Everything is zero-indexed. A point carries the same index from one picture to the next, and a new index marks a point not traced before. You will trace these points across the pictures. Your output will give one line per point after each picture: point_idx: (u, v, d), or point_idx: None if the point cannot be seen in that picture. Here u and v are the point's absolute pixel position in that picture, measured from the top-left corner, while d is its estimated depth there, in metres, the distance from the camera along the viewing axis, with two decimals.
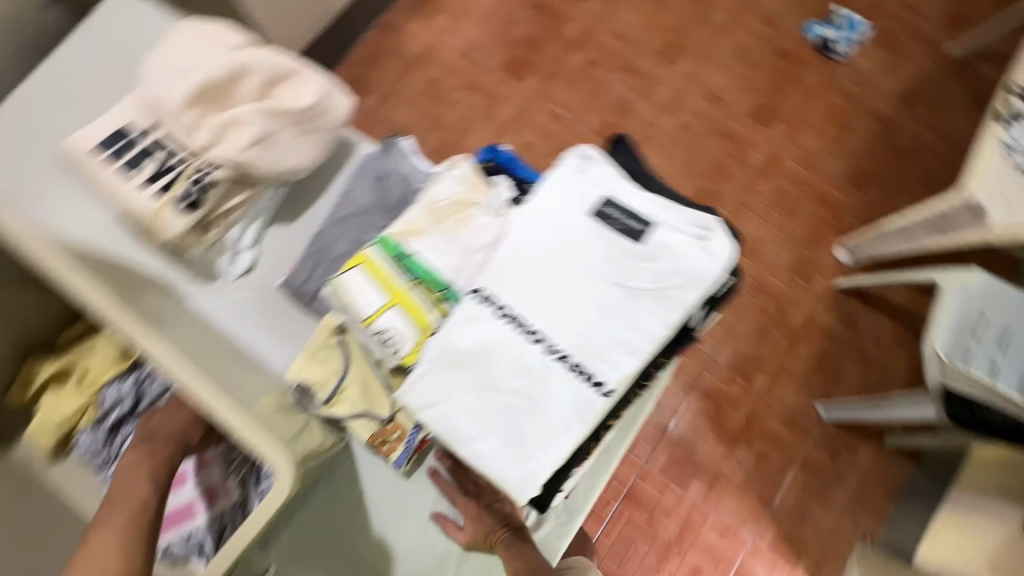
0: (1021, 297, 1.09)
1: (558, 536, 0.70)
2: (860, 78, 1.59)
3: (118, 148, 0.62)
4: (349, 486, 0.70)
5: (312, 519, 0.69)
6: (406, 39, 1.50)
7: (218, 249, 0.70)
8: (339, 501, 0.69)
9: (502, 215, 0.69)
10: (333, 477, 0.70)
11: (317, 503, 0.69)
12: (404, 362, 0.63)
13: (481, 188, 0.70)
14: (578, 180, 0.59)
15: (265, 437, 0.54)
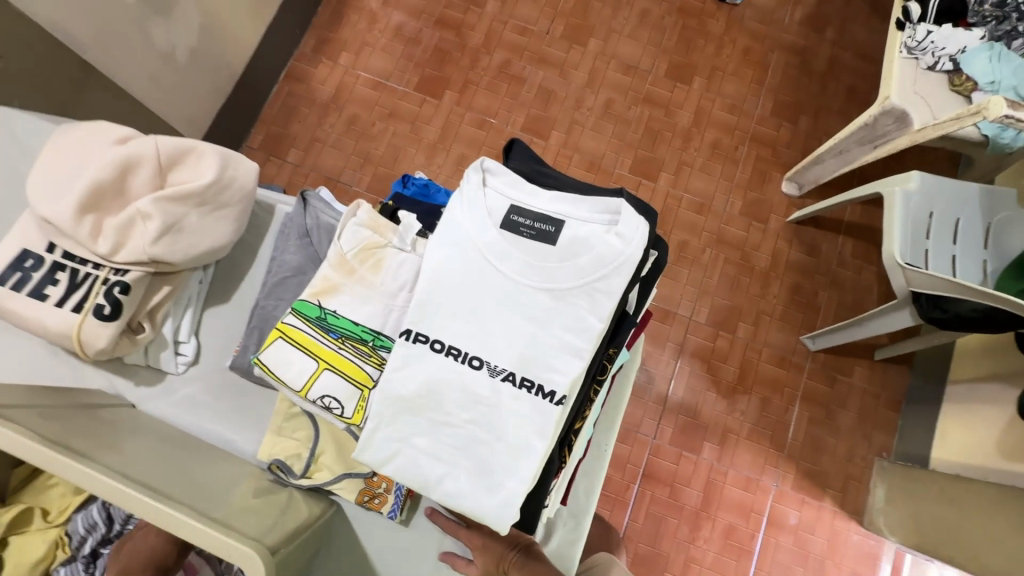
0: (959, 188, 1.12)
1: (569, 545, 0.67)
2: (763, 15, 1.62)
3: (21, 275, 0.59)
4: (348, 553, 0.66)
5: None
6: (315, 84, 1.49)
7: (158, 347, 0.67)
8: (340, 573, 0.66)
9: (416, 250, 0.65)
10: (330, 549, 0.66)
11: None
12: (350, 423, 0.60)
13: (386, 227, 0.65)
14: (479, 195, 0.57)
15: (226, 537, 0.47)
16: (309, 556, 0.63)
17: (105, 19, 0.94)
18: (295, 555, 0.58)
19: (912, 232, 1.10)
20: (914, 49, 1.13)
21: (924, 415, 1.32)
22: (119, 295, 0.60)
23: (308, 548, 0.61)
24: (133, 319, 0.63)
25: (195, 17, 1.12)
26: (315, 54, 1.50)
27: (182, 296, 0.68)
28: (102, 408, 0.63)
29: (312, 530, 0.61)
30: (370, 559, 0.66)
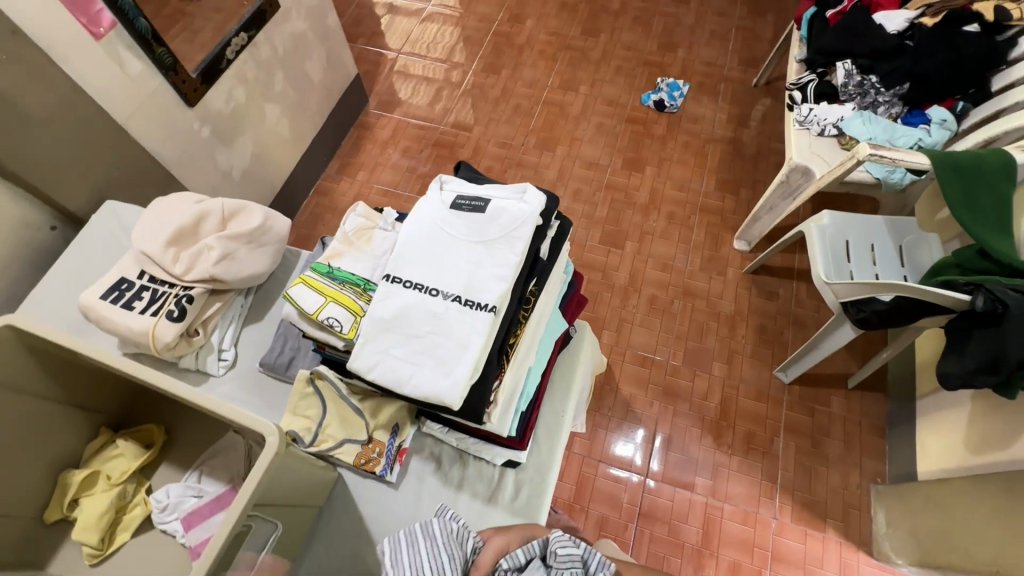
0: (865, 221, 1.33)
1: (538, 491, 0.78)
2: (696, 117, 1.99)
3: (118, 294, 0.82)
4: (347, 515, 0.78)
5: (321, 550, 0.76)
6: (337, 196, 1.85)
7: (206, 352, 0.87)
8: (339, 535, 0.77)
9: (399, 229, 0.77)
10: (332, 508, 0.79)
11: (327, 537, 0.77)
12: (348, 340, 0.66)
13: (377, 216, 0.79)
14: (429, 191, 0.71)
15: (249, 415, 0.61)
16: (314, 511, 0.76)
17: (186, 147, 1.29)
18: (298, 491, 0.69)
19: (834, 257, 1.28)
20: (803, 122, 1.43)
21: (904, 434, 1.37)
22: (185, 303, 0.82)
23: (312, 500, 0.74)
24: (191, 325, 0.84)
25: (249, 147, 1.49)
26: (339, 174, 1.89)
27: (228, 313, 0.90)
28: None
29: (318, 487, 0.74)
30: (365, 521, 0.78)
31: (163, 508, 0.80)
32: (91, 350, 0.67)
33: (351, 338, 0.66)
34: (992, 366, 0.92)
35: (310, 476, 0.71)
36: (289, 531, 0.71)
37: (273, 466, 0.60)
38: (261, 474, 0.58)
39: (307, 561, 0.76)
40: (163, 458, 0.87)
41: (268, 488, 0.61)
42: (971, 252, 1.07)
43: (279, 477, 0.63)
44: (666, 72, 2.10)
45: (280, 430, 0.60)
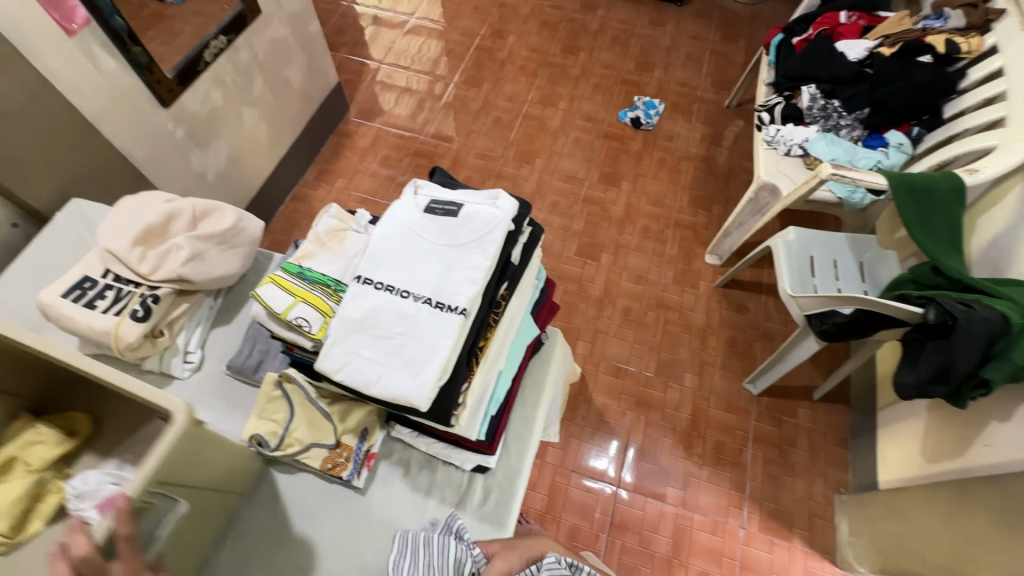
0: (827, 237, 1.39)
1: (505, 495, 0.78)
2: (670, 135, 2.05)
3: (79, 293, 0.80)
4: (270, 504, 0.78)
5: (240, 541, 0.75)
6: (315, 202, 1.84)
7: (171, 354, 0.86)
8: (259, 526, 0.76)
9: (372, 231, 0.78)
10: (255, 499, 0.78)
11: (248, 528, 0.76)
12: (317, 340, 0.65)
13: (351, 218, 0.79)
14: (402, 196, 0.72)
15: (156, 391, 0.59)
16: (235, 499, 0.75)
17: (159, 147, 1.27)
18: (214, 474, 0.68)
19: (799, 272, 1.32)
20: (771, 142, 1.49)
21: (866, 444, 1.41)
22: (150, 303, 0.81)
23: (232, 487, 0.74)
24: (156, 326, 0.83)
25: (225, 150, 1.48)
26: (317, 181, 1.89)
27: (195, 315, 0.89)
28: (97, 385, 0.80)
29: (239, 472, 0.74)
30: (310, 520, 0.77)
31: (78, 496, 0.68)
32: (43, 341, 0.63)
33: (320, 338, 0.66)
34: (943, 376, 0.97)
35: (228, 458, 0.70)
36: (203, 516, 0.69)
37: (179, 442, 0.58)
38: (166, 449, 0.57)
39: (223, 553, 0.75)
40: (88, 448, 0.78)
41: (175, 463, 0.58)
42: (926, 269, 1.12)
43: (192, 457, 0.61)
44: (642, 91, 2.16)
45: (188, 403, 0.58)
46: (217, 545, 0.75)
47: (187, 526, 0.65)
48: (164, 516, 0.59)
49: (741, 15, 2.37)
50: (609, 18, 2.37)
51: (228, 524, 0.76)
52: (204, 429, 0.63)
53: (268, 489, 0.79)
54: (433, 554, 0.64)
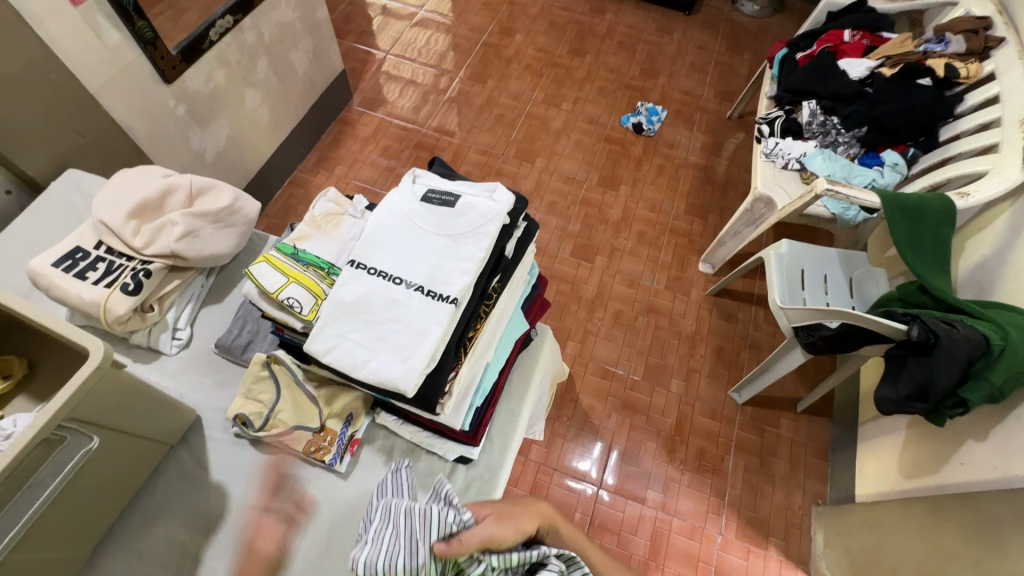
0: (818, 251, 1.41)
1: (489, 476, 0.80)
2: (671, 142, 2.06)
3: (71, 263, 0.80)
4: (205, 462, 0.79)
5: (163, 490, 0.77)
6: (313, 188, 1.84)
7: (160, 329, 0.86)
8: (186, 479, 0.78)
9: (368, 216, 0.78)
10: (185, 451, 0.80)
11: (172, 477, 0.78)
12: (307, 321, 0.66)
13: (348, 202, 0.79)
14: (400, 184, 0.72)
15: (77, 330, 0.62)
16: (162, 448, 0.77)
17: (159, 123, 1.26)
18: (137, 419, 0.70)
19: (789, 284, 1.34)
20: (769, 155, 1.51)
21: (845, 458, 1.43)
22: (142, 277, 0.80)
23: (159, 437, 0.75)
24: (147, 301, 0.83)
25: (225, 130, 1.47)
26: (316, 167, 1.89)
27: (187, 292, 0.90)
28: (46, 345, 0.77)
29: (167, 422, 0.76)
30: (289, 501, 0.77)
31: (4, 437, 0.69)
32: (35, 309, 0.64)
33: (311, 320, 0.66)
34: (923, 393, 0.99)
35: (152, 405, 0.72)
36: (124, 459, 0.70)
37: (94, 380, 0.60)
38: (79, 384, 0.58)
39: (144, 501, 0.76)
40: (21, 390, 0.77)
41: (88, 399, 0.60)
42: (914, 288, 1.14)
43: (111, 397, 0.63)
44: (646, 97, 2.17)
45: (105, 343, 0.60)
46: (145, 491, 0.77)
47: (105, 465, 0.67)
48: (77, 451, 0.61)
49: (748, 28, 2.39)
50: (617, 23, 2.39)
51: (155, 472, 0.78)
52: (123, 373, 0.65)
53: (248, 469, 0.79)
54: (413, 519, 0.62)
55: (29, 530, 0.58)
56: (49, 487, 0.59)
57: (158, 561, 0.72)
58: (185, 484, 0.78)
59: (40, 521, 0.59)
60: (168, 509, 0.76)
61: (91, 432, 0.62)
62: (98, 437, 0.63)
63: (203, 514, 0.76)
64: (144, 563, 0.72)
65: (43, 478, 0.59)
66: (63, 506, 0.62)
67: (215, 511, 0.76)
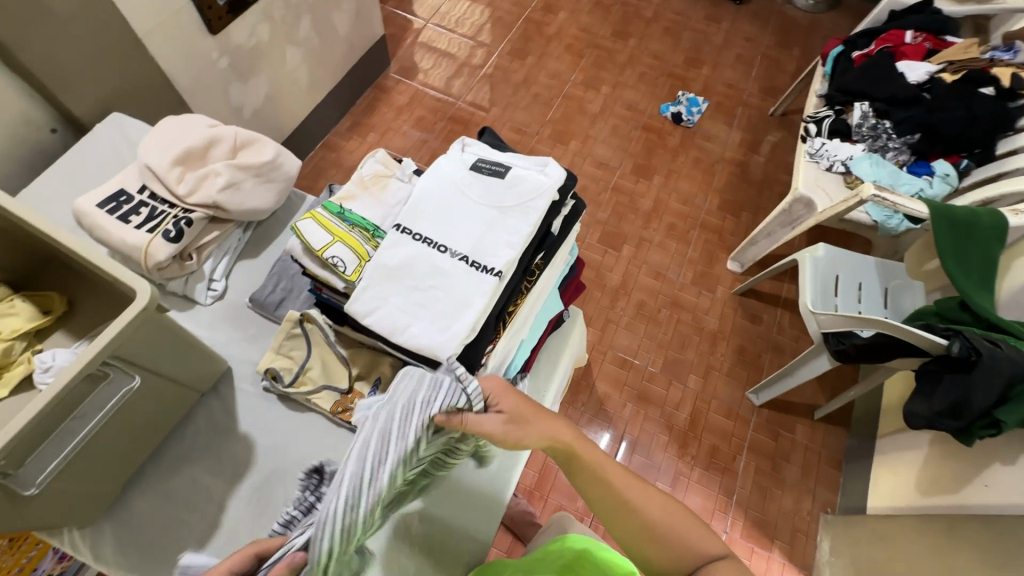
0: (856, 257, 1.37)
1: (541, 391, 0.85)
2: (709, 135, 2.01)
3: (115, 205, 0.81)
4: (232, 410, 0.80)
5: (193, 435, 0.78)
6: (344, 153, 1.83)
7: (196, 279, 0.87)
8: (214, 429, 0.79)
9: (413, 180, 0.77)
10: (215, 401, 0.81)
11: (202, 424, 0.79)
12: (350, 282, 0.65)
13: (393, 164, 0.78)
14: (449, 152, 0.71)
15: (123, 269, 0.62)
16: (193, 395, 0.78)
17: (201, 74, 1.26)
18: (172, 362, 0.70)
19: (823, 289, 1.30)
20: (814, 155, 1.46)
21: (859, 469, 1.41)
22: (183, 225, 0.81)
23: (192, 383, 0.76)
24: (186, 250, 0.83)
25: (264, 87, 1.47)
26: (349, 132, 1.87)
27: (224, 245, 0.90)
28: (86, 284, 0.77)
29: (201, 370, 0.77)
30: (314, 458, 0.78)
31: (45, 369, 0.70)
32: (82, 247, 0.64)
33: (353, 281, 0.66)
34: (956, 411, 0.97)
35: (187, 351, 0.72)
36: (160, 401, 0.71)
37: (137, 321, 0.60)
38: (124, 323, 0.59)
39: (174, 444, 0.78)
40: (60, 325, 0.77)
41: (132, 339, 0.61)
42: (953, 303, 1.10)
43: (151, 337, 0.64)
44: (687, 87, 2.11)
45: (152, 288, 0.60)
46: (174, 434, 0.78)
47: (141, 405, 0.68)
48: (119, 388, 0.62)
49: (800, 23, 2.30)
50: (665, 8, 2.32)
51: (184, 418, 0.79)
52: (165, 317, 0.65)
53: (276, 424, 0.80)
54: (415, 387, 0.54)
55: (69, 460, 0.60)
56: (93, 420, 0.61)
57: (185, 503, 0.74)
58: (213, 432, 0.79)
59: (79, 451, 0.61)
60: (196, 455, 0.77)
61: (132, 372, 0.64)
62: (140, 377, 0.65)
63: (230, 463, 0.77)
64: (172, 505, 0.74)
65: (88, 410, 0.60)
66: (100, 441, 0.64)
67: (242, 462, 0.78)
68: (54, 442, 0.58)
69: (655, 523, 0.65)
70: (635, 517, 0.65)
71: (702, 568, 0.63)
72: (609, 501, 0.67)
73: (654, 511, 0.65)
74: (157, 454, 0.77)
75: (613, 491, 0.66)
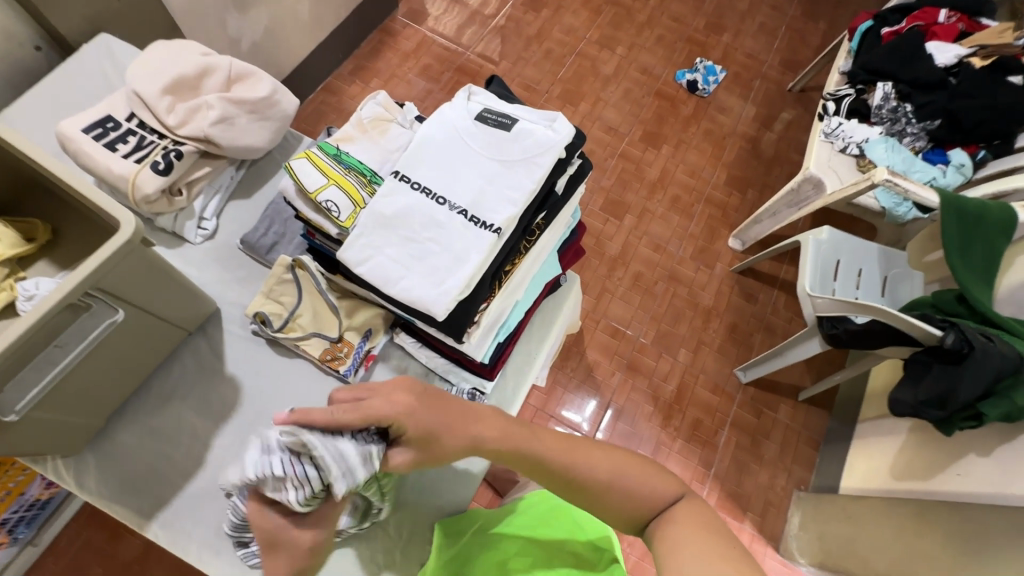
0: (859, 242, 1.35)
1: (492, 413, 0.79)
2: (724, 107, 1.95)
3: (102, 132, 0.77)
4: (218, 349, 0.80)
5: (179, 372, 0.78)
6: (346, 98, 1.76)
7: (185, 216, 0.85)
8: (200, 368, 0.78)
9: (414, 127, 0.74)
10: (202, 340, 0.80)
11: (188, 362, 0.79)
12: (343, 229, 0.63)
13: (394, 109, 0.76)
14: (454, 99, 0.67)
15: (107, 198, 0.59)
16: (179, 333, 0.77)
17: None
18: (159, 298, 0.69)
19: (822, 273, 1.29)
20: (829, 135, 1.41)
21: (836, 450, 1.45)
22: (173, 158, 0.77)
23: (178, 321, 0.75)
24: (175, 184, 0.80)
25: (263, 20, 1.39)
26: (351, 76, 1.80)
27: (215, 182, 0.87)
28: (71, 214, 0.75)
29: (188, 309, 0.75)
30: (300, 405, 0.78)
31: (27, 298, 0.69)
32: (62, 171, 0.60)
33: (348, 227, 0.63)
34: (940, 402, 0.98)
35: (174, 288, 0.71)
36: (145, 336, 0.70)
37: (122, 253, 0.58)
38: (108, 254, 0.57)
39: (160, 381, 0.77)
40: (44, 254, 0.75)
41: (117, 270, 0.59)
42: (951, 295, 1.09)
43: (134, 270, 0.62)
44: (705, 54, 2.03)
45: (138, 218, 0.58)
46: (161, 370, 0.78)
47: (127, 340, 0.67)
48: (101, 320, 0.61)
49: None
50: None
51: (170, 355, 0.78)
52: (151, 251, 0.63)
53: (263, 368, 0.80)
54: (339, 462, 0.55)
55: (50, 389, 0.59)
56: (74, 350, 0.59)
57: (171, 440, 0.74)
58: (200, 371, 0.78)
59: (60, 381, 0.60)
60: (182, 393, 0.77)
61: (116, 305, 0.62)
62: (124, 310, 0.63)
63: (217, 405, 0.77)
64: (157, 440, 0.74)
65: (69, 340, 0.59)
66: (83, 372, 0.63)
67: (227, 404, 0.77)
68: (33, 371, 0.57)
69: (608, 484, 0.60)
70: (589, 493, 0.61)
71: (665, 512, 0.60)
72: (558, 482, 0.61)
73: (601, 474, 0.61)
74: (143, 390, 0.76)
75: (554, 472, 0.61)
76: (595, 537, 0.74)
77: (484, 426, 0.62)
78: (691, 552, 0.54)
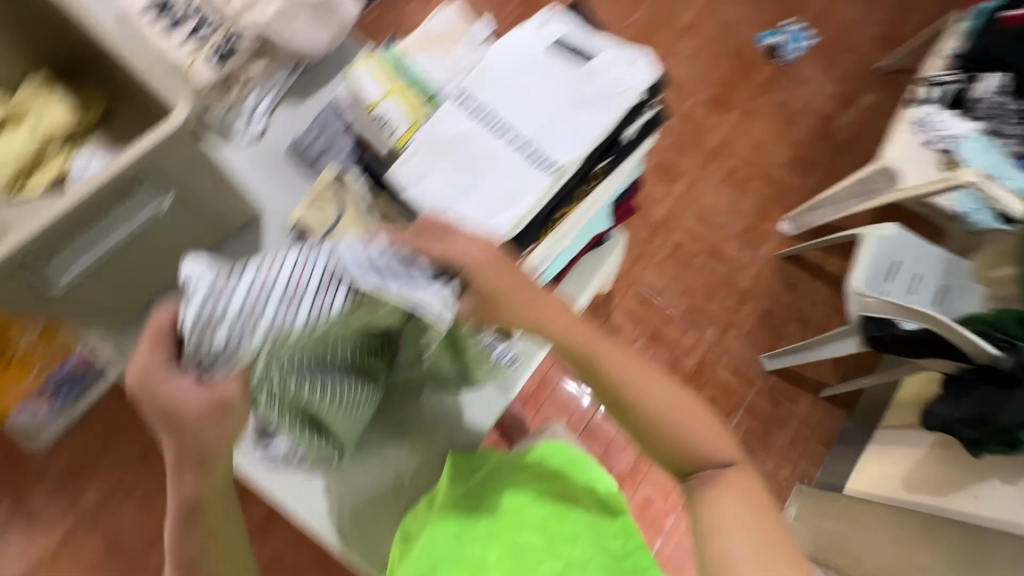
0: (924, 244, 1.26)
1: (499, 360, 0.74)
2: (803, 80, 1.80)
3: (165, 11, 0.79)
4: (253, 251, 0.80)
5: None
6: (405, 15, 1.68)
7: (235, 113, 0.82)
8: None
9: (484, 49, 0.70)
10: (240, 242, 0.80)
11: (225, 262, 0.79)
12: (397, 144, 0.61)
13: (465, 25, 0.70)
14: (532, 22, 0.63)
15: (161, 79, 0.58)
16: (222, 232, 0.77)
17: None
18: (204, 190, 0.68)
19: (876, 272, 1.22)
20: (918, 124, 1.30)
21: (849, 452, 1.42)
22: (228, 51, 0.79)
23: (222, 220, 0.75)
24: (229, 76, 0.81)
25: None
26: None
27: (270, 80, 0.84)
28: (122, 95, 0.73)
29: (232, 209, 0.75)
30: None
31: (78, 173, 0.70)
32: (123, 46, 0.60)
33: (399, 144, 0.61)
34: (982, 420, 0.94)
35: (221, 183, 0.70)
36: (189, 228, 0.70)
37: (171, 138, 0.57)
38: (157, 137, 0.56)
39: None
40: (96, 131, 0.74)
41: (165, 155, 0.59)
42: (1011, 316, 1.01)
43: (181, 157, 0.61)
44: (795, 17, 1.85)
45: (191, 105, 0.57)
46: None
47: (172, 228, 0.67)
48: (148, 204, 0.61)
49: None
50: None
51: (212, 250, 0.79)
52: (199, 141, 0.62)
53: None
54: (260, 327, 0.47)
55: (96, 266, 0.60)
56: (120, 231, 0.60)
57: None
58: None
59: (106, 259, 0.61)
60: None
61: (164, 190, 0.62)
62: (174, 193, 0.64)
63: None
64: None
65: (117, 221, 0.59)
66: (127, 254, 0.64)
67: None
68: (80, 246, 0.58)
69: (662, 413, 0.62)
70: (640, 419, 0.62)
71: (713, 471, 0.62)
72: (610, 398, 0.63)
73: (657, 405, 0.62)
74: None
75: (609, 382, 0.62)
76: (608, 496, 0.76)
77: (552, 312, 0.59)
78: (729, 515, 0.59)
